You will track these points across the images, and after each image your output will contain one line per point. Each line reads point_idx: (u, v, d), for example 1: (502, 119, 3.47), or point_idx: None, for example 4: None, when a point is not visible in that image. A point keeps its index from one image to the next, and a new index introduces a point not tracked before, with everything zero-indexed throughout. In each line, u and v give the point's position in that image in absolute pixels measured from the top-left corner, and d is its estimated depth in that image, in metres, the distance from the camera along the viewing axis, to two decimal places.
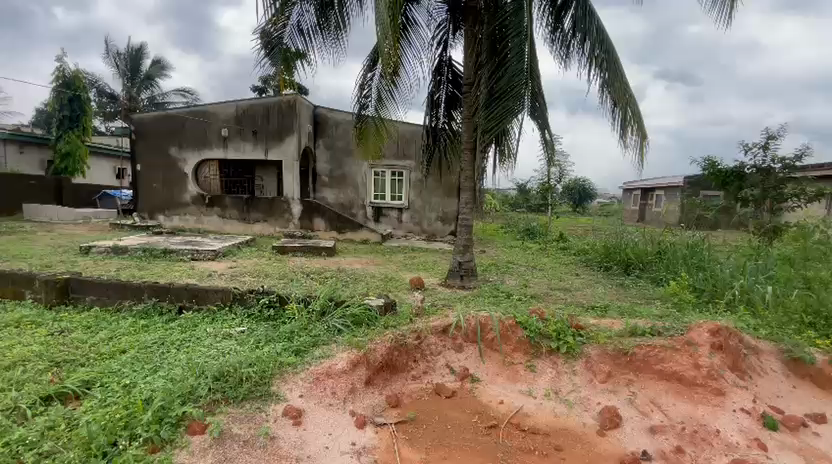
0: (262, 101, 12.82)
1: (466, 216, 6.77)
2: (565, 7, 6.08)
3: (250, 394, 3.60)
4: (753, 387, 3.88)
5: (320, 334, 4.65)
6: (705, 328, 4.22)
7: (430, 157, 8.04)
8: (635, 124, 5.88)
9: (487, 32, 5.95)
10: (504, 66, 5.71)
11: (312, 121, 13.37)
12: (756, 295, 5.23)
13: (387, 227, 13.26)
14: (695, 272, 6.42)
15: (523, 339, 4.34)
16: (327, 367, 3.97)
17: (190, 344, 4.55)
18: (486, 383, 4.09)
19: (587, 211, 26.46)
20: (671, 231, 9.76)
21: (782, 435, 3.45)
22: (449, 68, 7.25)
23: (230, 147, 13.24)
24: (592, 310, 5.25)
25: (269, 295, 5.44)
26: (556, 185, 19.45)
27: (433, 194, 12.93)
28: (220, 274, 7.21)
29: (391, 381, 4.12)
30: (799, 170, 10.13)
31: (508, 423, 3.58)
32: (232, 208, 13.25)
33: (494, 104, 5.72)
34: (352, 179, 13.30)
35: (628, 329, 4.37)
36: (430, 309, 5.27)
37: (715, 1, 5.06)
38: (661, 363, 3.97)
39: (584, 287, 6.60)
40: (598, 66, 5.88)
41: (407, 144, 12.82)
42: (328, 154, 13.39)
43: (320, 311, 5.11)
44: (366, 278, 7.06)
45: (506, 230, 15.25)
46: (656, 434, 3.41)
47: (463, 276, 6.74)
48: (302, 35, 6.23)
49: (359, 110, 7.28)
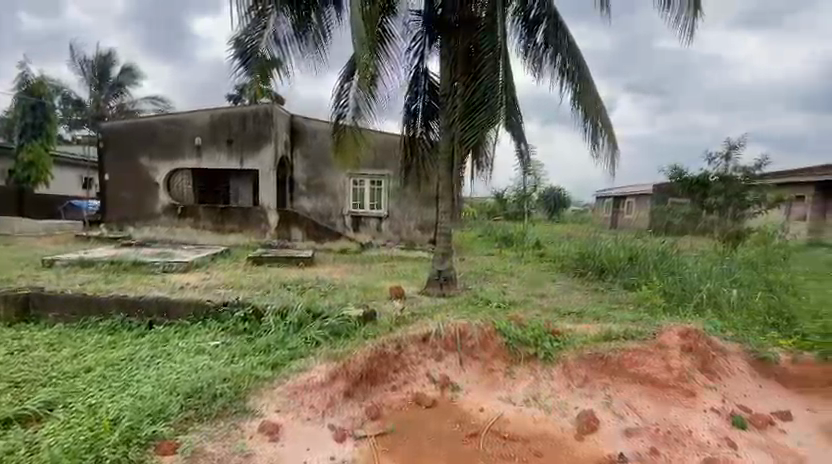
0: (237, 110, 12.66)
1: (445, 225, 6.84)
2: (538, 21, 6.27)
3: (224, 411, 3.49)
4: (723, 386, 4.01)
5: (298, 346, 4.58)
6: (675, 330, 4.41)
7: (407, 167, 8.06)
8: (606, 134, 6.08)
9: (462, 45, 6.10)
10: (479, 78, 5.86)
11: (288, 130, 13.28)
12: (722, 299, 5.44)
13: (366, 236, 13.12)
14: (666, 277, 6.63)
15: (502, 346, 4.40)
16: (306, 379, 3.95)
17: (161, 360, 4.39)
18: (466, 392, 4.06)
19: (562, 219, 26.97)
20: (642, 237, 10.07)
21: (751, 433, 3.58)
22: (426, 79, 7.36)
23: (204, 156, 12.96)
24: (568, 316, 5.35)
25: (244, 308, 5.32)
26: (532, 194, 19.82)
27: (412, 203, 12.98)
28: (193, 286, 7.00)
29: (371, 393, 4.04)
30: (759, 178, 10.71)
31: (489, 431, 3.58)
32: (206, 218, 12.92)
33: (471, 114, 5.83)
34: (330, 188, 13.19)
35: (602, 334, 4.51)
36: (410, 318, 5.26)
37: (677, 19, 5.31)
38: (635, 366, 4.07)
39: (560, 293, 6.72)
40: (570, 79, 6.11)
41: (385, 153, 12.87)
42: (305, 163, 13.28)
43: (298, 323, 5.03)
44: (345, 288, 6.99)
45: (485, 238, 15.40)
46: (631, 436, 3.48)
47: (443, 284, 6.77)
48: (279, 44, 6.21)
49: (337, 119, 7.28)
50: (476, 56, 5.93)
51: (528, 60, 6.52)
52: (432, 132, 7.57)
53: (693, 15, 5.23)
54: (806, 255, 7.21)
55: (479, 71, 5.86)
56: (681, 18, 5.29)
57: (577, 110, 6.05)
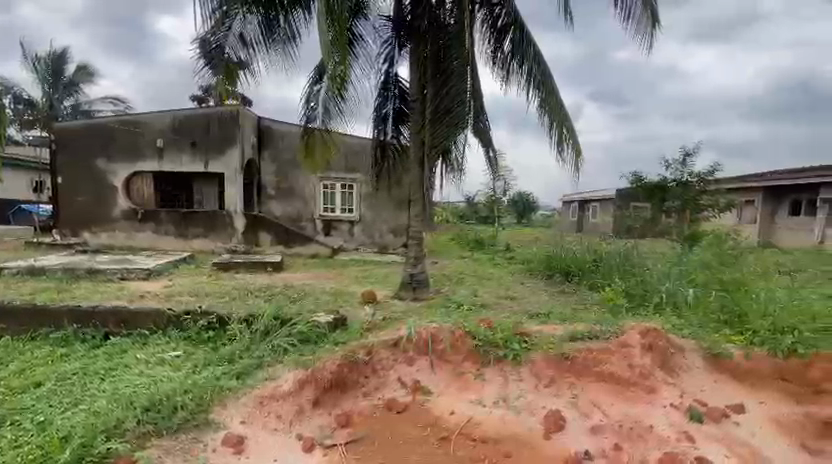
0: (201, 111, 12.26)
1: (417, 229, 6.86)
2: (505, 29, 6.40)
3: (185, 424, 3.35)
4: (681, 382, 4.19)
5: (265, 354, 4.46)
6: (636, 329, 4.53)
7: (378, 171, 8.06)
8: (570, 141, 6.28)
9: (431, 51, 6.16)
10: (448, 84, 5.94)
11: (256, 133, 12.96)
12: (680, 298, 5.68)
13: (337, 240, 12.99)
14: (629, 278, 6.90)
15: (473, 348, 4.41)
16: (272, 388, 3.84)
17: (117, 372, 4.17)
18: (437, 396, 4.07)
19: (532, 223, 27.58)
20: (607, 240, 10.43)
21: (706, 426, 3.78)
22: (396, 84, 7.38)
23: (166, 159, 12.47)
24: (536, 318, 5.44)
25: (208, 317, 5.14)
26: (502, 198, 20.15)
27: (384, 207, 12.94)
28: (154, 294, 6.71)
29: (341, 400, 3.99)
30: (713, 183, 11.29)
31: (459, 434, 3.61)
32: (168, 222, 12.42)
33: (440, 121, 5.90)
34: (300, 191, 12.97)
35: (569, 333, 4.59)
36: (382, 323, 5.21)
37: (636, 31, 5.57)
38: (600, 365, 4.18)
39: (530, 295, 6.86)
40: (536, 87, 6.28)
41: (357, 157, 12.79)
42: (274, 166, 13.01)
43: (265, 330, 4.88)
44: (316, 294, 6.89)
45: (457, 241, 15.54)
46: (596, 434, 3.62)
47: (415, 288, 6.76)
48: (245, 45, 6.07)
49: (306, 122, 7.19)
50: (445, 62, 6.00)
51: (496, 68, 6.66)
52: (402, 137, 7.59)
53: (650, 29, 5.50)
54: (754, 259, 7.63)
55: (448, 77, 5.92)
56: (640, 30, 5.54)
57: (543, 118, 6.23)
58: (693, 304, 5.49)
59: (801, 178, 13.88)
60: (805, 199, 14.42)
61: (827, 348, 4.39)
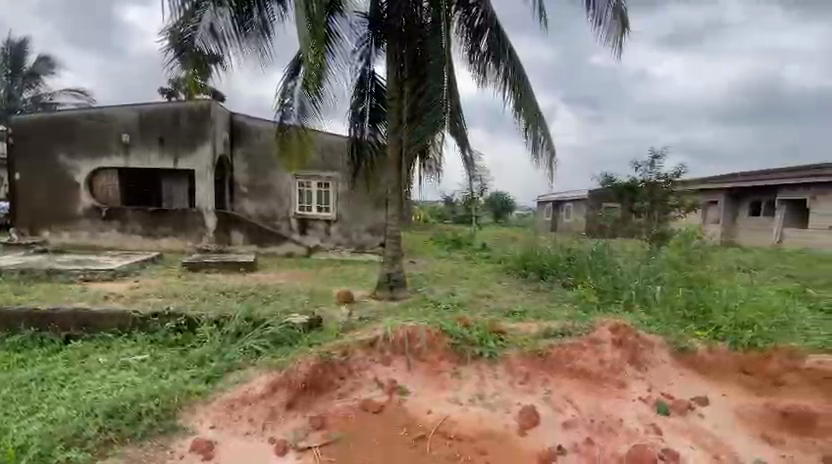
0: (170, 105, 11.83)
1: (394, 228, 6.83)
2: (481, 30, 6.45)
3: (150, 430, 3.23)
4: (649, 377, 4.31)
5: (236, 356, 4.34)
6: (607, 326, 4.62)
7: (355, 169, 7.98)
8: (545, 142, 6.38)
9: (408, 49, 6.13)
10: (425, 83, 5.93)
11: (228, 129, 12.62)
12: (648, 294, 5.86)
13: (313, 239, 12.80)
14: (601, 276, 7.08)
15: (449, 346, 4.41)
16: (244, 391, 3.75)
17: (78, 378, 3.97)
18: (413, 395, 4.06)
19: (508, 222, 27.96)
20: (580, 239, 10.67)
21: (673, 419, 3.92)
22: (373, 81, 7.32)
23: (133, 155, 11.98)
24: (512, 316, 5.50)
25: (176, 318, 4.97)
26: (479, 198, 20.33)
27: (361, 206, 12.84)
28: (119, 296, 6.43)
29: (315, 401, 3.92)
30: (680, 184, 11.70)
31: (435, 433, 3.62)
32: (135, 221, 11.96)
33: (417, 121, 5.91)
34: (274, 190, 12.71)
35: (543, 330, 4.66)
36: (358, 323, 5.16)
37: (608, 35, 5.69)
38: (572, 361, 4.27)
39: (505, 293, 6.94)
40: (512, 88, 6.35)
41: (334, 154, 12.63)
42: (247, 163, 12.70)
43: (236, 332, 4.75)
44: (291, 294, 6.77)
45: (435, 240, 15.59)
46: (568, 429, 3.69)
47: (392, 287, 6.73)
48: (217, 39, 5.88)
49: (281, 119, 7.05)
50: (423, 62, 5.98)
51: (473, 68, 6.69)
52: (380, 135, 7.53)
53: (621, 34, 5.64)
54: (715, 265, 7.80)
55: (425, 76, 5.91)
56: (611, 35, 5.67)
57: (519, 119, 6.30)
58: (661, 301, 5.66)
59: (760, 181, 14.57)
60: (764, 201, 15.12)
61: (784, 340, 4.60)
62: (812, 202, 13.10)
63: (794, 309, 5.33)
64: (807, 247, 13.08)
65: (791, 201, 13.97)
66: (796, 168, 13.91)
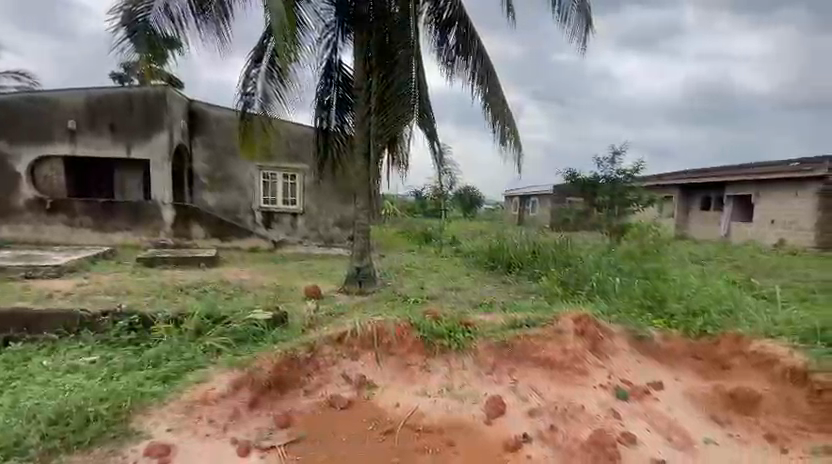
0: (122, 90, 11.13)
1: (362, 222, 6.74)
2: (449, 23, 6.42)
3: (100, 436, 3.05)
4: (609, 363, 4.40)
5: (195, 356, 4.17)
6: (569, 317, 4.76)
7: (322, 161, 7.81)
8: (512, 137, 6.45)
9: (375, 39, 6.02)
10: (393, 73, 5.83)
11: (186, 117, 12.01)
12: (608, 285, 6.08)
13: (279, 233, 12.46)
14: (564, 268, 7.30)
15: (417, 340, 4.41)
16: (204, 392, 3.62)
17: (18, 382, 3.68)
18: (381, 389, 4.04)
19: (477, 217, 28.42)
20: (545, 233, 10.94)
21: (632, 404, 3.98)
22: (340, 71, 7.16)
23: (81, 143, 11.21)
24: (479, 308, 5.58)
25: (129, 317, 4.70)
26: (448, 193, 20.46)
27: (329, 199, 12.62)
28: (67, 294, 6.02)
29: (280, 399, 3.83)
30: (638, 180, 12.23)
31: (404, 426, 3.62)
32: (84, 213, 11.22)
33: (385, 112, 5.82)
34: (237, 181, 12.27)
35: (509, 322, 4.75)
36: (325, 318, 5.07)
37: (572, 33, 5.80)
38: (538, 350, 4.36)
39: (474, 286, 7.03)
40: (480, 81, 6.37)
41: (299, 145, 12.31)
42: (207, 153, 12.17)
43: (196, 330, 4.56)
44: (255, 290, 6.56)
45: (404, 234, 15.57)
46: (534, 416, 3.74)
47: (361, 281, 6.65)
48: (173, 20, 5.58)
49: (244, 108, 6.66)
50: (391, 52, 5.89)
51: (441, 61, 6.66)
52: (347, 126, 7.41)
53: (585, 33, 5.77)
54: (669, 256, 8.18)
55: (393, 67, 5.83)
56: (576, 32, 5.78)
57: (487, 113, 6.33)
58: (620, 291, 5.89)
59: (710, 178, 15.47)
60: (714, 196, 16.07)
61: (732, 326, 4.86)
62: (756, 197, 14.02)
63: (740, 296, 5.65)
64: (751, 238, 14.00)
65: (738, 196, 14.90)
66: (742, 167, 14.83)
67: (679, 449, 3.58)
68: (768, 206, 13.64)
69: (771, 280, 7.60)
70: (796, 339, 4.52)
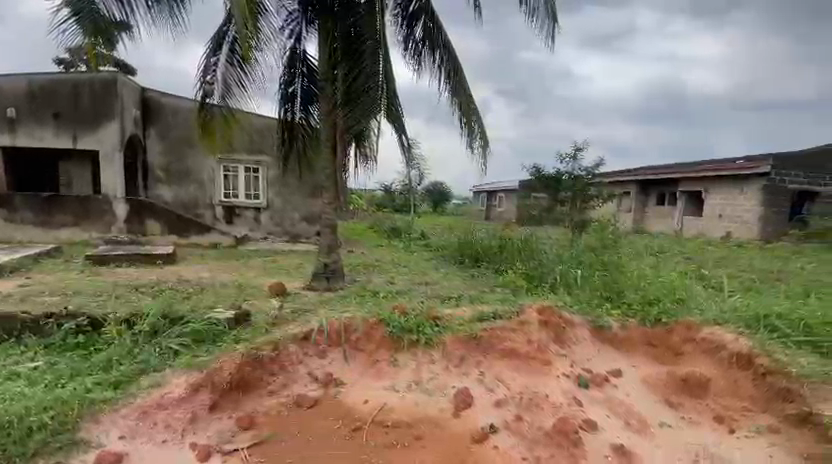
0: (67, 76, 10.38)
1: (329, 216, 6.60)
2: (416, 16, 6.38)
3: (44, 447, 2.85)
4: (572, 353, 4.53)
5: (149, 358, 3.95)
6: (534, 309, 4.87)
7: (286, 154, 7.60)
8: (479, 132, 6.50)
9: (341, 29, 5.88)
10: (359, 66, 5.69)
11: (139, 106, 11.35)
12: (570, 277, 6.27)
13: (242, 229, 12.05)
14: (529, 261, 7.47)
15: (385, 335, 4.40)
16: (160, 396, 3.46)
17: None
18: (349, 386, 3.99)
19: (446, 211, 28.74)
20: (511, 227, 11.17)
21: (592, 391, 4.14)
22: (304, 62, 6.98)
23: (23, 132, 10.45)
24: (447, 302, 5.63)
25: (77, 319, 4.41)
26: (417, 188, 20.51)
27: (294, 193, 12.32)
28: (7, 295, 5.58)
29: (242, 401, 3.70)
30: (598, 176, 12.72)
31: (372, 423, 3.59)
32: (26, 208, 10.43)
33: (352, 105, 5.71)
34: (196, 174, 11.74)
35: (476, 315, 4.81)
36: (290, 315, 4.94)
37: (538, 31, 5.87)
38: (504, 342, 4.45)
39: (443, 280, 7.08)
40: (447, 76, 6.35)
41: (263, 137, 11.94)
42: (163, 144, 11.57)
43: (151, 331, 4.32)
44: (216, 288, 6.32)
45: (373, 229, 15.45)
46: (500, 407, 3.79)
47: (329, 277, 6.52)
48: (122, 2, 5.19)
49: (203, 98, 6.32)
50: (357, 44, 5.77)
51: (408, 54, 6.60)
52: (312, 118, 7.25)
53: (550, 31, 5.85)
54: (627, 248, 8.55)
55: (358, 59, 5.72)
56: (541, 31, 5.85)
57: (455, 108, 6.33)
58: (581, 283, 6.09)
59: (665, 174, 16.27)
60: (668, 192, 16.91)
61: (685, 314, 5.11)
62: (706, 193, 14.87)
63: (692, 286, 5.97)
64: (701, 232, 14.87)
65: (689, 192, 15.75)
66: (694, 165, 15.70)
67: (636, 433, 3.74)
68: (716, 201, 14.51)
69: (719, 270, 8.09)
70: (741, 325, 4.81)
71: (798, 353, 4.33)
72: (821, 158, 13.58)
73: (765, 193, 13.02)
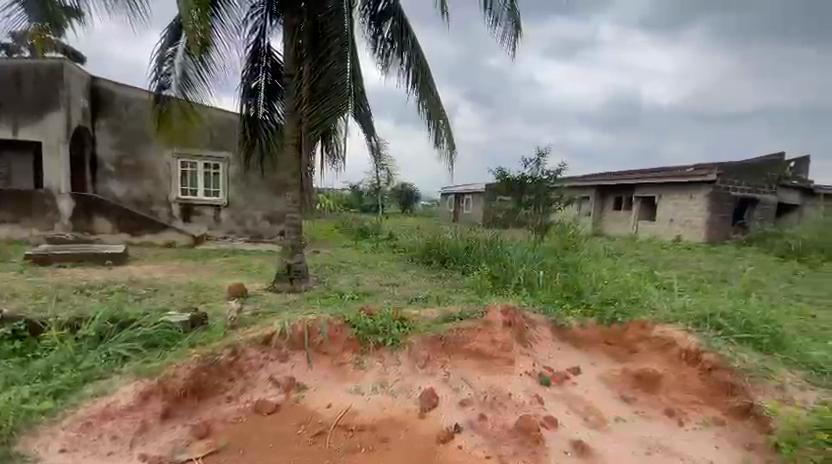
0: (10, 62, 9.68)
1: (294, 216, 6.44)
2: (385, 16, 6.36)
3: None
4: (534, 352, 4.64)
5: (95, 364, 3.70)
6: (498, 308, 4.95)
7: (249, 150, 7.37)
8: (446, 133, 6.54)
9: (308, 25, 5.76)
10: (325, 63, 5.58)
11: (89, 96, 10.65)
12: (533, 278, 6.43)
13: (200, 228, 11.57)
14: (494, 262, 7.61)
15: (351, 337, 4.35)
16: (107, 405, 3.24)
17: None
18: (313, 390, 3.89)
19: (414, 212, 28.86)
20: (477, 229, 11.33)
21: (553, 388, 4.25)
22: (268, 56, 6.81)
23: None
24: (414, 302, 5.64)
25: (13, 323, 4.07)
26: (385, 188, 20.44)
27: (257, 191, 12.07)
28: None
29: (198, 409, 3.55)
30: (560, 180, 13.15)
31: (336, 427, 3.51)
32: None
33: (317, 102, 5.60)
34: (150, 170, 11.14)
35: (442, 316, 4.85)
36: (252, 318, 4.77)
37: (503, 38, 5.96)
38: (468, 342, 4.50)
39: (410, 281, 7.09)
40: (415, 77, 6.34)
41: (224, 133, 11.59)
42: (114, 137, 10.90)
43: (97, 336, 4.06)
44: (172, 289, 6.02)
45: (340, 230, 15.25)
46: (465, 407, 3.81)
47: (293, 279, 6.35)
48: None
49: (158, 90, 6.03)
50: (324, 40, 5.64)
51: (376, 53, 6.56)
52: (276, 114, 7.07)
53: (514, 37, 5.97)
54: (587, 250, 8.87)
55: (325, 56, 5.59)
56: (506, 38, 5.96)
57: (422, 109, 6.35)
58: (543, 284, 6.26)
59: (622, 180, 17.04)
60: (624, 197, 17.68)
61: (639, 313, 5.36)
62: (659, 198, 15.69)
63: (645, 287, 6.27)
64: (655, 235, 15.67)
65: (645, 197, 16.57)
66: (648, 171, 16.54)
67: (594, 429, 3.83)
68: (669, 206, 15.34)
69: (671, 272, 8.54)
70: (690, 324, 5.09)
71: (741, 350, 4.61)
72: (761, 167, 14.63)
73: (712, 199, 13.91)
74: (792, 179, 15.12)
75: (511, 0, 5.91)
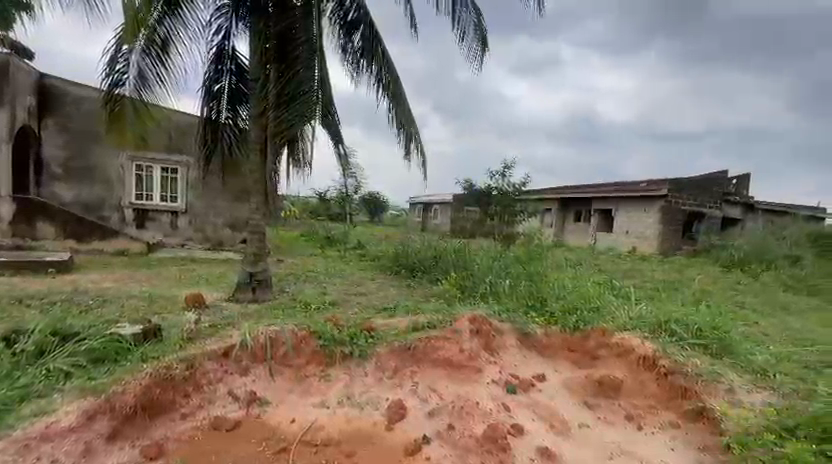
0: None
1: (257, 222, 6.25)
2: (355, 25, 6.38)
3: None
4: (500, 360, 4.70)
5: (32, 381, 3.38)
6: (465, 318, 5.03)
7: (210, 154, 7.12)
8: (417, 143, 6.56)
9: (274, 30, 5.65)
10: (292, 70, 5.48)
11: (35, 94, 9.92)
12: (498, 287, 6.54)
13: (155, 234, 11.01)
14: (461, 271, 7.68)
15: (317, 349, 4.27)
16: (46, 426, 2.96)
17: None
18: (275, 405, 3.75)
19: (382, 222, 28.80)
20: (444, 239, 11.43)
21: (520, 396, 4.27)
22: (233, 60, 6.64)
23: None
24: (382, 312, 5.60)
25: None
26: (352, 197, 20.32)
27: (218, 197, 11.64)
28: None
29: (150, 428, 3.32)
30: (524, 193, 13.46)
31: (299, 443, 3.35)
32: None
33: (283, 109, 5.48)
34: (101, 173, 10.50)
35: (411, 326, 4.90)
36: (210, 330, 4.56)
37: (470, 53, 6.10)
38: (437, 351, 4.49)
39: (377, 290, 7.02)
40: (385, 86, 6.34)
41: (182, 136, 11.18)
42: (61, 137, 10.20)
43: (36, 351, 3.72)
44: (123, 300, 5.64)
45: (306, 238, 14.97)
46: (433, 417, 3.77)
47: (255, 288, 6.11)
48: None
49: (111, 87, 5.64)
50: (291, 46, 5.57)
51: (346, 62, 6.56)
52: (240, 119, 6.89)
53: (480, 53, 6.12)
54: (550, 261, 9.13)
55: (293, 61, 5.51)
56: (472, 53, 6.10)
57: (392, 119, 6.36)
58: (508, 292, 6.38)
59: (582, 193, 17.73)
60: (584, 209, 18.36)
61: (599, 321, 5.54)
62: (616, 211, 16.44)
63: (605, 295, 6.51)
64: (612, 246, 16.37)
65: (603, 210, 17.30)
66: (606, 186, 17.31)
67: (560, 435, 3.86)
68: (625, 219, 16.08)
69: (628, 281, 8.93)
70: (646, 331, 5.32)
71: (693, 355, 4.86)
72: (707, 183, 15.67)
73: (664, 212, 14.74)
74: (734, 194, 16.26)
75: (479, 17, 6.07)
